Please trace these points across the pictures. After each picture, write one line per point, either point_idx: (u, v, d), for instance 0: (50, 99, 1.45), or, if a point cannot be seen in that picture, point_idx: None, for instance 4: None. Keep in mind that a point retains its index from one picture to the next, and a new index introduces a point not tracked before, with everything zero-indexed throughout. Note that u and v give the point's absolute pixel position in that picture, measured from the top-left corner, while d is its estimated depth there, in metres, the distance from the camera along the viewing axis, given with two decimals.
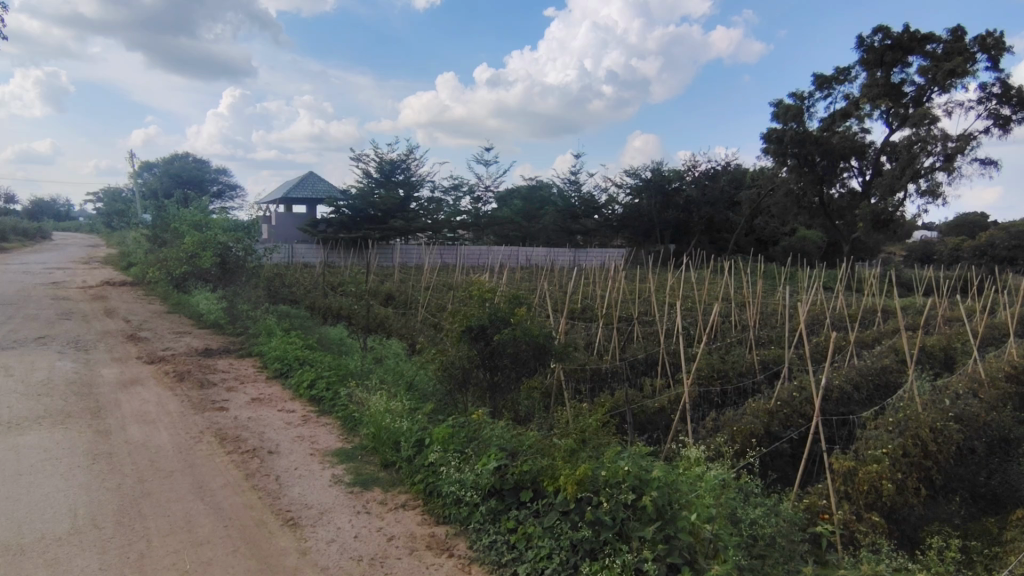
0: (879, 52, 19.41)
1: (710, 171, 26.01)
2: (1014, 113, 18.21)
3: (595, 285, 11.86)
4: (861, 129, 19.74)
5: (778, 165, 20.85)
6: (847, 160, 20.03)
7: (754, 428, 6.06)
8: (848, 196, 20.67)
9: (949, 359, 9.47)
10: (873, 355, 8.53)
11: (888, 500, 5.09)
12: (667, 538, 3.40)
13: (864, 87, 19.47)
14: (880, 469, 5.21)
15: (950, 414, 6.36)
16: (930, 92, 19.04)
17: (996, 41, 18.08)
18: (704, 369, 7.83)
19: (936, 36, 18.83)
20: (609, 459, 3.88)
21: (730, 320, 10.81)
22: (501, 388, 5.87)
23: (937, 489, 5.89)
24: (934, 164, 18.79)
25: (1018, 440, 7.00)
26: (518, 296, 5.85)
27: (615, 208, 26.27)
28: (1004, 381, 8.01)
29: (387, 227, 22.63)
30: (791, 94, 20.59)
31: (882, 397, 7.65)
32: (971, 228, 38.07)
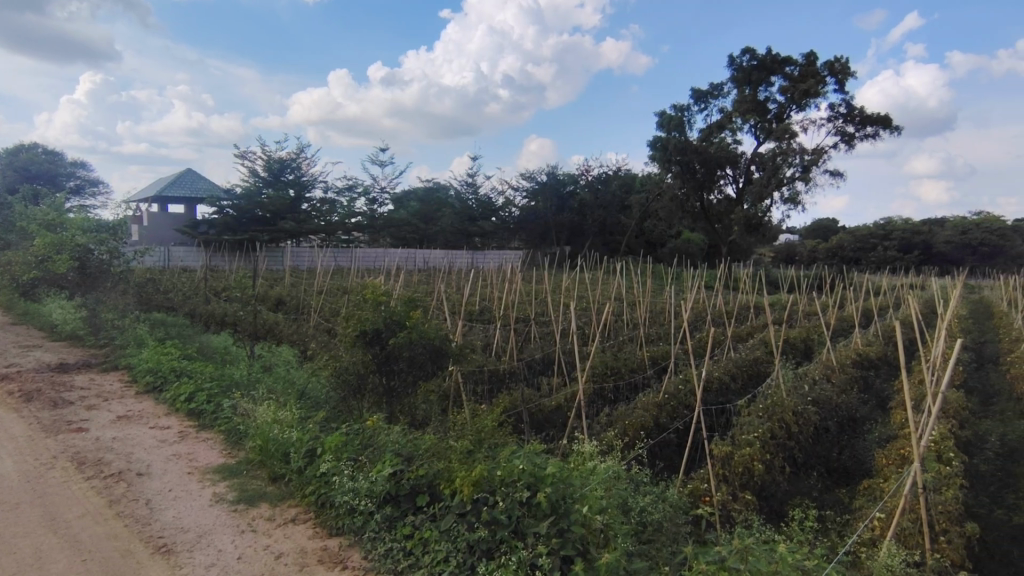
0: (746, 72, 21.26)
1: (601, 176, 27.20)
2: (857, 131, 20.64)
3: (492, 286, 11.99)
4: (734, 140, 21.43)
5: (664, 171, 22.20)
6: (722, 169, 21.70)
7: (644, 421, 6.38)
8: (725, 202, 22.42)
9: (808, 348, 10.61)
10: (746, 348, 9.32)
11: (758, 480, 5.59)
12: (562, 532, 3.46)
13: (735, 102, 21.19)
14: (752, 451, 5.69)
15: (809, 399, 7.11)
16: (790, 109, 21.10)
17: (842, 67, 20.43)
18: (598, 366, 8.17)
19: (793, 60, 20.92)
20: (504, 459, 3.93)
21: (622, 318, 11.37)
22: (398, 393, 5.74)
23: (799, 466, 6.53)
24: (794, 174, 20.85)
25: (863, 418, 7.96)
26: (414, 299, 5.77)
27: (512, 210, 26.98)
28: (852, 367, 9.09)
29: (278, 228, 21.45)
30: (672, 106, 21.99)
31: (754, 386, 8.39)
32: (825, 232, 43.06)
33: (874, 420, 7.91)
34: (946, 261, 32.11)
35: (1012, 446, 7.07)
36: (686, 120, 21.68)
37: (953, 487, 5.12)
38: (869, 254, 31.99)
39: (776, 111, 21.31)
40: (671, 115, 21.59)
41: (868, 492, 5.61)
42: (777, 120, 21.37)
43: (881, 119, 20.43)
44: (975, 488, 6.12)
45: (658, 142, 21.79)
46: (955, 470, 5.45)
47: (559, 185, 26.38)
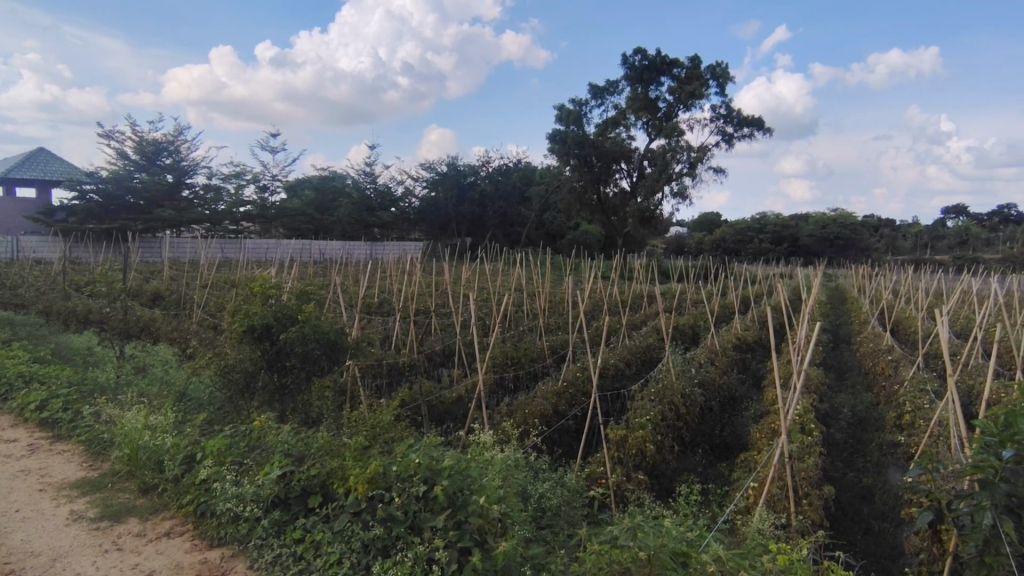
0: (638, 71, 22.21)
1: (502, 168, 27.41)
2: (736, 132, 22.26)
3: (392, 279, 11.74)
4: (628, 136, 22.36)
5: (563, 164, 22.75)
6: (617, 163, 22.58)
7: (543, 409, 6.50)
8: (620, 195, 23.35)
9: (694, 334, 11.34)
10: (640, 335, 9.80)
11: (650, 460, 5.88)
12: (459, 524, 3.43)
13: (629, 100, 22.10)
14: (644, 433, 5.97)
15: (694, 381, 7.60)
16: (677, 108, 22.34)
17: (722, 71, 21.91)
18: (499, 356, 8.25)
19: (680, 62, 22.13)
20: (401, 454, 3.83)
21: (523, 308, 11.55)
22: (291, 391, 5.43)
23: (686, 444, 6.94)
24: (682, 170, 22.11)
25: (742, 397, 8.63)
26: (308, 291, 5.48)
27: (412, 201, 26.60)
28: (732, 350, 9.84)
29: (153, 216, 19.66)
30: (570, 100, 22.56)
31: (646, 371, 8.83)
32: (709, 226, 46.32)
33: (750, 398, 8.60)
34: (810, 252, 35.59)
35: (862, 417, 7.97)
36: (583, 115, 22.35)
37: (815, 455, 5.67)
38: (747, 247, 34.79)
39: (665, 110, 22.48)
40: (569, 109, 22.16)
41: (745, 464, 6.07)
42: (666, 118, 22.55)
43: (756, 121, 22.17)
44: (833, 455, 6.84)
45: (557, 136, 22.28)
46: (816, 439, 6.06)
47: (459, 176, 26.24)
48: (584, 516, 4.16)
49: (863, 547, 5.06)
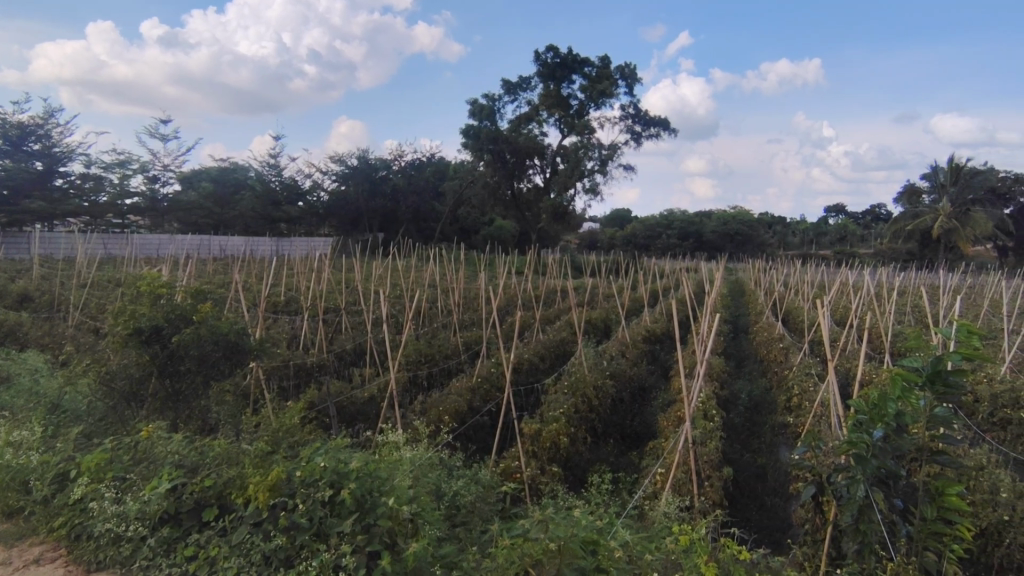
0: (550, 68, 22.56)
1: (415, 162, 26.97)
2: (644, 131, 23.15)
3: (298, 276, 11.26)
4: (540, 132, 22.66)
5: (476, 159, 22.73)
6: (531, 159, 22.85)
7: (457, 406, 6.45)
8: (533, 191, 23.67)
9: (606, 327, 11.69)
10: (553, 329, 9.99)
11: (563, 452, 5.99)
12: (368, 527, 3.31)
13: (541, 96, 22.40)
14: (558, 426, 6.08)
15: (605, 373, 7.84)
16: (588, 106, 22.91)
17: (630, 72, 22.70)
18: (412, 354, 8.14)
19: (591, 61, 22.69)
20: (306, 457, 3.65)
21: (437, 305, 11.44)
22: (186, 397, 5.01)
23: (598, 434, 7.13)
24: (593, 167, 22.72)
25: (650, 387, 9.01)
26: (204, 290, 5.11)
27: (320, 195, 25.50)
28: (640, 342, 10.24)
29: (20, 208, 17.70)
30: (483, 95, 22.55)
31: (560, 364, 9.01)
32: (620, 221, 48.08)
33: (657, 388, 8.99)
34: (712, 247, 37.74)
35: (757, 401, 8.53)
36: (496, 110, 22.42)
37: (715, 439, 6.01)
38: (655, 242, 36.36)
39: (577, 107, 22.99)
40: (482, 104, 22.15)
41: (653, 451, 6.32)
42: (577, 115, 23.06)
43: (662, 121, 23.16)
44: (732, 438, 7.28)
45: (471, 130, 22.24)
46: (717, 424, 6.42)
47: (371, 169, 25.55)
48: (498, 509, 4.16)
49: (758, 522, 5.40)
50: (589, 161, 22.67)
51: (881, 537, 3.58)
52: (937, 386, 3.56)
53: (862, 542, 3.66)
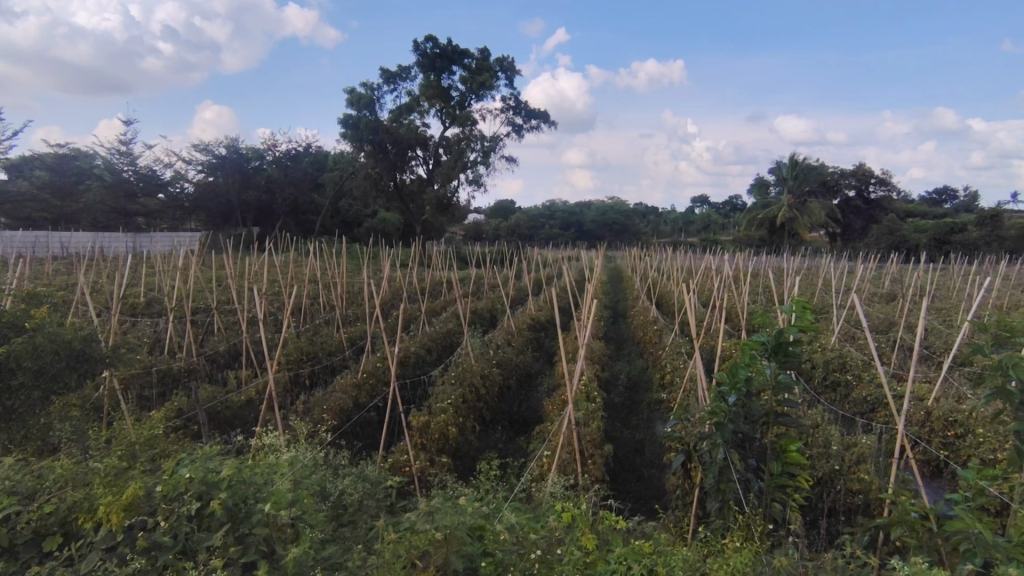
0: (430, 58, 22.31)
1: (291, 151, 25.61)
2: (524, 123, 23.63)
3: (159, 274, 10.35)
4: (422, 122, 22.39)
5: (356, 150, 21.98)
6: (413, 150, 22.53)
7: (343, 403, 6.28)
8: (417, 182, 23.35)
9: (492, 317, 11.91)
10: (440, 321, 9.99)
11: (453, 442, 6.05)
12: (242, 538, 3.13)
13: (422, 87, 22.10)
14: (446, 417, 6.13)
15: (492, 363, 8.00)
16: (469, 98, 22.96)
17: (509, 64, 23.02)
18: (292, 353, 7.78)
19: (470, 52, 22.70)
20: (169, 470, 3.37)
21: (319, 300, 11.01)
22: (23, 417, 4.38)
23: (487, 422, 7.26)
24: (476, 158, 22.86)
25: (536, 373, 9.30)
26: (36, 293, 4.52)
27: (184, 186, 23.21)
28: (526, 330, 10.55)
29: None
30: (361, 84, 21.83)
31: (448, 355, 9.05)
32: (505, 212, 49.12)
33: (543, 373, 9.31)
34: (592, 237, 39.64)
35: (634, 381, 9.12)
36: (375, 99, 21.80)
37: (596, 418, 6.34)
38: (539, 233, 37.40)
39: (458, 99, 22.94)
40: (360, 93, 21.44)
41: (539, 435, 6.55)
42: (459, 106, 23.04)
43: (541, 114, 23.77)
44: (612, 417, 7.73)
45: (349, 120, 21.46)
46: (597, 404, 6.78)
47: (242, 160, 23.71)
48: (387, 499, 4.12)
49: (636, 493, 5.78)
50: (471, 153, 22.80)
51: (737, 494, 4.01)
52: (779, 356, 4.00)
53: (722, 500, 4.06)
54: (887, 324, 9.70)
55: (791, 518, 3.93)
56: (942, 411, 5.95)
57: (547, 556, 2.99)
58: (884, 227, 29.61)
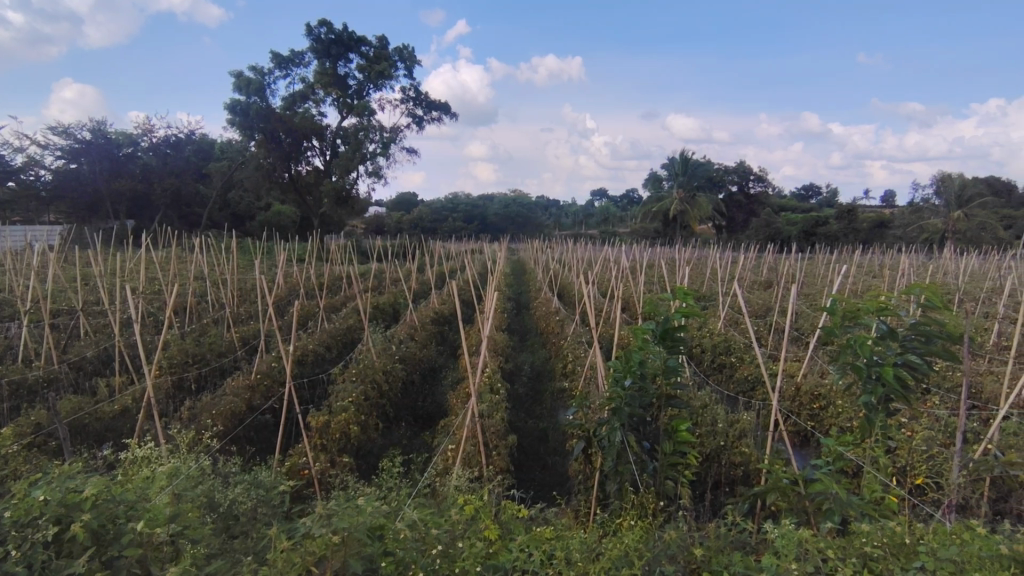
0: (325, 44, 21.39)
1: (170, 138, 23.60)
2: (425, 115, 23.30)
3: (12, 273, 9.20)
4: (317, 111, 21.46)
5: (246, 138, 20.61)
6: (308, 140, 21.55)
7: (233, 407, 5.91)
8: (313, 173, 22.37)
9: (395, 312, 11.70)
10: (340, 317, 9.68)
11: (355, 441, 5.88)
12: (112, 561, 2.83)
13: (316, 74, 21.14)
14: (348, 416, 5.95)
15: (395, 358, 7.87)
16: (367, 87, 22.29)
17: (408, 54, 22.59)
18: (175, 356, 7.21)
19: (367, 40, 22.02)
20: (21, 493, 2.99)
21: (205, 298, 10.28)
22: None
23: (391, 419, 7.12)
24: (376, 150, 22.27)
25: (439, 367, 9.25)
26: None
27: (40, 173, 20.65)
28: (429, 324, 10.46)
29: None
30: (249, 67, 20.50)
31: (348, 352, 8.78)
32: (407, 205, 48.53)
33: (447, 367, 9.28)
34: (495, 230, 40.07)
35: (537, 371, 9.33)
36: (266, 85, 20.56)
37: (500, 409, 6.42)
38: (442, 226, 37.16)
39: (355, 88, 22.21)
40: (249, 78, 20.13)
41: (444, 429, 6.53)
42: (356, 96, 22.29)
43: (442, 106, 23.57)
44: (516, 407, 7.86)
45: (236, 106, 20.04)
46: (500, 395, 6.85)
47: (112, 145, 21.36)
48: (284, 502, 3.93)
49: (540, 480, 5.92)
50: (370, 144, 22.22)
51: (633, 475, 4.22)
52: (669, 342, 4.26)
53: (619, 481, 4.25)
54: (763, 309, 10.62)
55: (681, 493, 4.19)
56: (809, 386, 6.60)
57: (449, 550, 2.97)
58: (761, 220, 32.35)
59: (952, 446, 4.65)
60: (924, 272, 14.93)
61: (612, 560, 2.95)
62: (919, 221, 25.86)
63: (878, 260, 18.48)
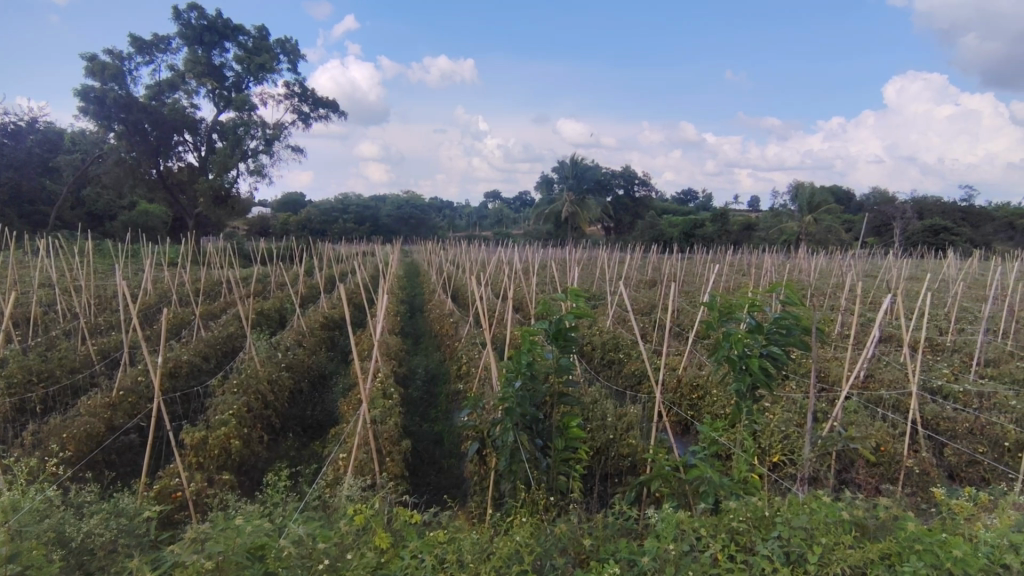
0: (196, 30, 19.81)
1: (8, 126, 20.71)
2: (311, 112, 22.29)
3: None
4: (189, 103, 19.84)
5: (103, 129, 18.57)
6: (179, 134, 19.86)
7: (91, 428, 5.31)
8: (186, 170, 20.66)
9: (280, 317, 11.10)
10: (218, 325, 9.01)
11: (236, 457, 5.49)
12: None
13: (187, 62, 19.52)
14: (227, 430, 5.54)
15: (280, 366, 7.46)
16: (246, 79, 20.94)
17: (292, 47, 21.52)
18: (17, 374, 6.35)
19: (245, 29, 20.69)
20: None
21: (55, 308, 9.14)
22: None
23: (276, 431, 6.72)
24: (257, 147, 20.98)
25: (329, 374, 8.89)
26: None
27: None
28: (319, 329, 10.02)
29: None
30: (105, 51, 18.49)
31: (228, 362, 8.19)
32: (293, 205, 46.44)
33: (338, 373, 8.94)
34: (388, 232, 39.33)
35: (432, 374, 9.25)
36: (126, 71, 18.66)
37: (394, 415, 6.28)
38: (332, 228, 35.80)
39: (233, 79, 20.78)
40: (105, 62, 18.15)
41: (335, 437, 6.27)
42: (234, 88, 20.87)
43: (329, 102, 22.68)
44: (411, 412, 7.73)
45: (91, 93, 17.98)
46: (395, 401, 6.70)
47: None
48: (152, 530, 3.58)
49: (436, 484, 5.87)
50: (250, 141, 20.91)
51: (526, 473, 4.29)
52: (560, 341, 4.38)
53: (512, 480, 4.33)
54: (648, 307, 11.26)
55: (572, 488, 4.34)
56: (689, 377, 7.09)
57: (337, 564, 2.86)
58: (646, 223, 34.32)
59: (807, 425, 5.21)
60: (782, 270, 16.59)
61: (503, 558, 2.98)
62: (779, 224, 28.70)
63: (746, 259, 20.30)
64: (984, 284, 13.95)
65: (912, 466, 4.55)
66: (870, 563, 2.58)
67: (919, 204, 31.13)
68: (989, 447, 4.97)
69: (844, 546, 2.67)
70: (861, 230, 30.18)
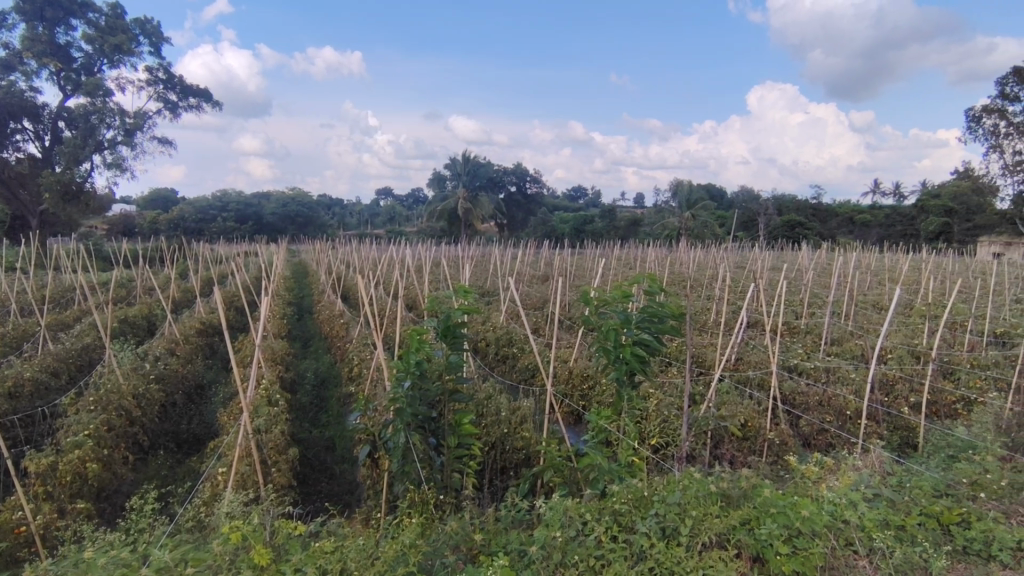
0: (34, 4, 17.55)
1: None
2: (178, 100, 20.53)
3: None
4: (28, 87, 17.56)
5: None
6: (16, 120, 17.51)
7: None
8: (27, 162, 18.26)
9: (148, 325, 10.14)
10: (71, 336, 8.06)
11: (95, 482, 4.95)
12: None
13: (23, 39, 17.24)
14: (82, 453, 4.97)
15: (149, 377, 6.81)
16: (98, 62, 18.87)
17: (153, 29, 19.68)
18: None
19: (96, 6, 18.64)
20: None
21: None
22: None
23: (145, 449, 6.14)
24: (115, 137, 19.00)
25: (207, 383, 8.25)
26: None
27: None
28: (194, 335, 9.28)
29: None
30: None
31: (84, 377, 7.35)
32: (164, 203, 42.66)
33: (217, 383, 8.32)
34: (273, 230, 37.24)
35: (322, 378, 8.88)
36: None
37: (280, 422, 5.95)
38: (210, 227, 33.29)
39: (82, 61, 18.64)
40: None
41: (213, 451, 5.84)
42: (84, 71, 18.73)
43: (200, 90, 21.01)
44: (299, 418, 7.37)
45: None
46: (280, 408, 6.36)
47: None
48: None
49: (327, 492, 5.64)
50: (106, 130, 18.90)
51: (419, 474, 4.23)
52: (448, 338, 4.36)
53: (405, 481, 4.27)
54: (540, 302, 11.52)
55: (466, 484, 4.34)
56: (580, 369, 7.37)
57: None
58: (538, 220, 35.17)
59: (685, 407, 5.58)
60: (663, 263, 17.70)
61: (389, 562, 2.91)
62: (662, 220, 30.58)
63: (630, 254, 21.44)
64: (832, 271, 15.74)
65: (773, 439, 5.03)
66: (732, 529, 2.81)
67: (779, 202, 34.52)
68: (835, 416, 5.62)
69: (712, 517, 2.89)
70: (731, 225, 32.89)
